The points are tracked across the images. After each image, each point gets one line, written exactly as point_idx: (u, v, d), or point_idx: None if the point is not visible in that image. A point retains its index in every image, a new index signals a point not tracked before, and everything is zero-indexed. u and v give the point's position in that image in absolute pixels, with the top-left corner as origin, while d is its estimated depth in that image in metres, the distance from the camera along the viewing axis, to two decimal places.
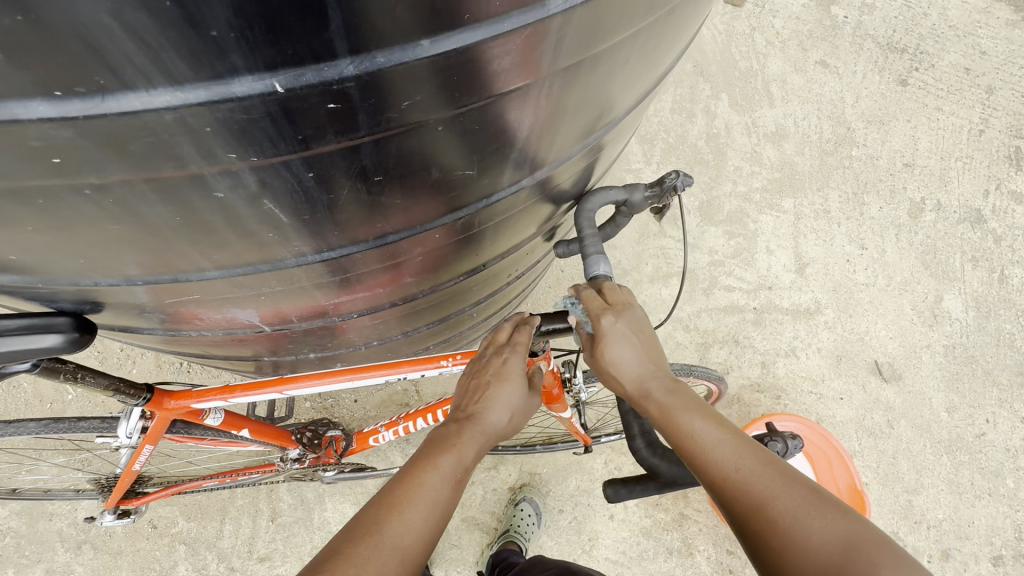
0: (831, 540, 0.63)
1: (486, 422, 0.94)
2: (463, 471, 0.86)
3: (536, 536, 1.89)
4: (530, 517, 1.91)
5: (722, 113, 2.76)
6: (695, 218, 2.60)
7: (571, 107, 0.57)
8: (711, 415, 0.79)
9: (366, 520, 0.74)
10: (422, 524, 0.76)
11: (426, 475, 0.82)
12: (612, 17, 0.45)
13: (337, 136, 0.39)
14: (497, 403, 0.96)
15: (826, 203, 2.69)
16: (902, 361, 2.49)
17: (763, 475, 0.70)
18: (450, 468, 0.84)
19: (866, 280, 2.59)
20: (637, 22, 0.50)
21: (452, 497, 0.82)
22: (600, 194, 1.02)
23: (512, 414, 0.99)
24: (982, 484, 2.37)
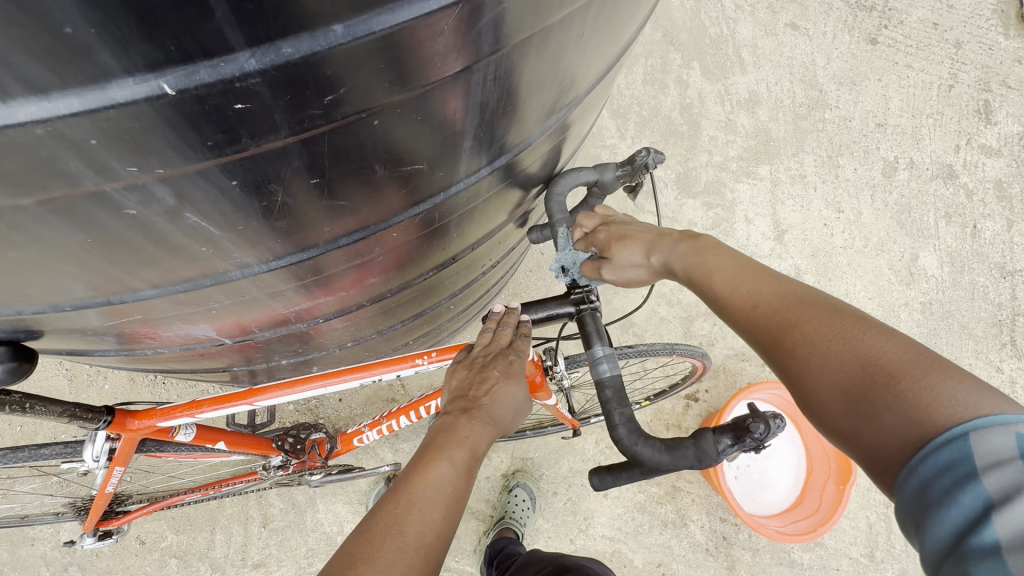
0: (837, 353, 0.65)
1: (493, 414, 0.92)
2: (475, 461, 0.82)
3: (532, 520, 1.90)
4: (525, 503, 1.91)
5: (694, 83, 2.72)
6: (673, 191, 2.58)
7: (528, 87, 0.54)
8: (738, 263, 0.84)
9: (383, 520, 0.67)
10: (441, 519, 0.71)
11: (440, 466, 0.77)
12: None
13: (252, 139, 0.36)
14: (504, 397, 0.95)
15: (801, 168, 2.68)
16: (881, 321, 2.53)
17: (801, 306, 0.73)
18: (464, 459, 0.81)
19: (844, 242, 2.61)
20: None
21: (465, 490, 0.78)
22: (569, 176, 0.99)
23: (514, 410, 0.97)
24: None
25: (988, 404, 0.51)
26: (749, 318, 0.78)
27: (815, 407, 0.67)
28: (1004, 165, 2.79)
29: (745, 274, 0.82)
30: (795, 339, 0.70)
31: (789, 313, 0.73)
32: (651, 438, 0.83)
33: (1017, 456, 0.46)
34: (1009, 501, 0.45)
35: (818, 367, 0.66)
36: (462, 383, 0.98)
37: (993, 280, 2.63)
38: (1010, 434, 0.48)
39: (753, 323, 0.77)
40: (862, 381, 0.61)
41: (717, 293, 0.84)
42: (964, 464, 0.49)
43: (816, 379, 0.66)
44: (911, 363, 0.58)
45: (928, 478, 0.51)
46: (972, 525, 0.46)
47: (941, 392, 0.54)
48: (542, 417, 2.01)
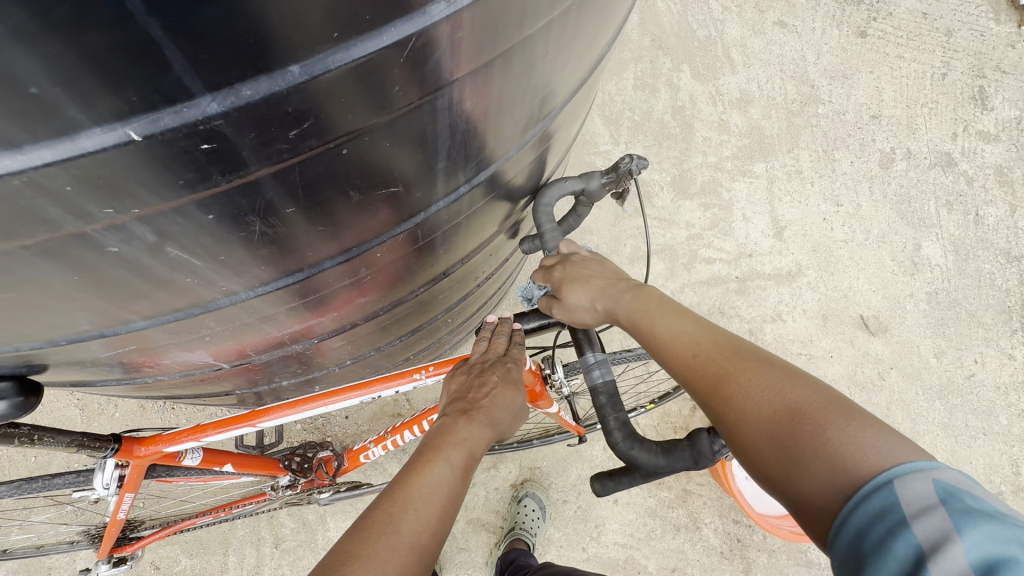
0: (767, 403, 0.67)
1: (492, 417, 0.92)
2: (472, 463, 0.83)
3: (543, 530, 1.89)
4: (534, 513, 1.90)
5: (685, 86, 2.74)
6: (669, 194, 2.58)
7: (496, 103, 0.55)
8: (675, 309, 0.84)
9: (379, 518, 0.68)
10: (437, 520, 0.71)
11: (438, 466, 0.78)
12: (512, 12, 0.42)
13: (224, 176, 0.37)
14: (502, 401, 0.96)
15: (798, 164, 2.68)
16: (887, 313, 2.50)
17: (727, 353, 0.74)
18: (461, 461, 0.81)
19: (844, 236, 2.59)
20: (548, 12, 0.47)
21: (461, 491, 0.78)
22: (555, 186, 1.01)
23: (513, 415, 0.98)
24: (976, 423, 2.40)
25: (898, 451, 0.56)
26: (677, 366, 0.80)
27: (750, 457, 0.68)
28: (1004, 151, 2.77)
29: (676, 321, 0.82)
30: (730, 384, 0.71)
31: (716, 365, 0.74)
32: (647, 442, 0.83)
33: (937, 502, 0.50)
34: (938, 551, 0.47)
35: (754, 416, 0.67)
36: (460, 387, 0.99)
37: (999, 267, 2.60)
38: (928, 480, 0.52)
39: (690, 371, 0.77)
40: (790, 430, 0.63)
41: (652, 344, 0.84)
42: (891, 514, 0.51)
43: (748, 427, 0.68)
44: (826, 413, 0.62)
45: (862, 527, 0.53)
46: (909, 573, 0.48)
47: (865, 444, 0.58)
48: (548, 425, 2.01)
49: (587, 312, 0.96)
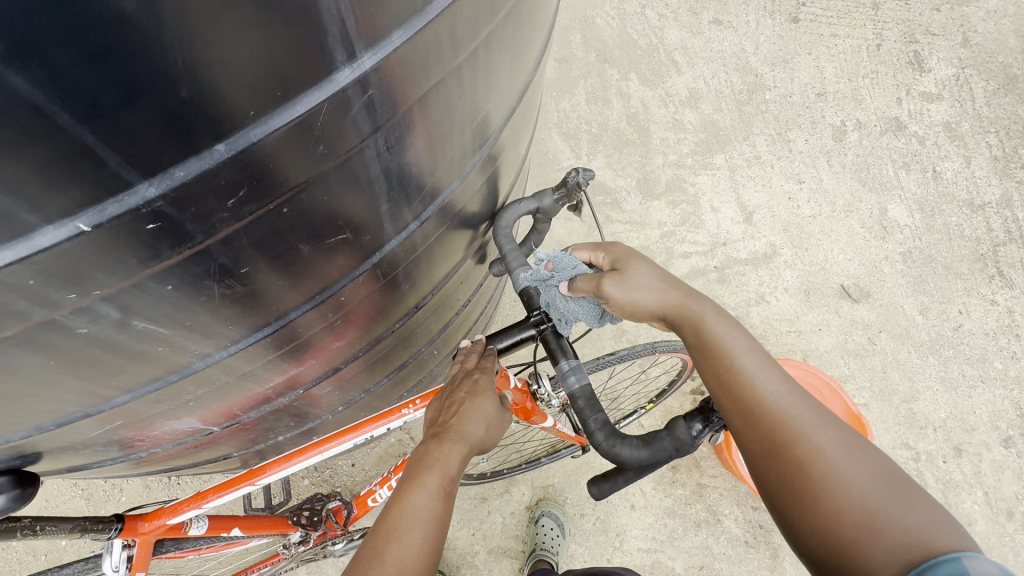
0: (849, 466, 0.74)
1: (464, 431, 0.94)
2: (450, 481, 0.85)
3: (565, 548, 1.87)
4: (554, 531, 1.90)
5: (635, 93, 2.85)
6: (637, 197, 2.64)
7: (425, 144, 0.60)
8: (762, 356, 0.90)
9: (365, 561, 0.71)
10: (422, 546, 0.74)
11: (415, 493, 0.81)
12: (420, 64, 0.47)
13: (173, 249, 0.42)
14: (473, 412, 0.97)
15: (755, 150, 2.78)
16: (867, 279, 2.55)
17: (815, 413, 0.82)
18: (438, 483, 0.83)
19: (811, 211, 2.67)
20: (456, 55, 0.52)
21: (444, 511, 0.80)
22: (510, 209, 1.07)
23: (489, 422, 0.99)
24: (973, 372, 2.40)
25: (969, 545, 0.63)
26: (751, 404, 0.85)
27: (813, 503, 0.73)
28: (949, 108, 2.88)
29: (773, 370, 0.86)
30: (811, 439, 0.78)
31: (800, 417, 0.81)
32: (627, 437, 0.86)
33: None
34: None
35: (833, 469, 0.74)
36: (434, 411, 1.02)
37: (965, 217, 2.68)
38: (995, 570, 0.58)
39: (768, 413, 0.83)
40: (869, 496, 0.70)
41: (735, 380, 0.88)
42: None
43: (823, 478, 0.74)
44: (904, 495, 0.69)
45: None
46: None
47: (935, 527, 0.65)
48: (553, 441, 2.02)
49: (648, 296, 0.98)
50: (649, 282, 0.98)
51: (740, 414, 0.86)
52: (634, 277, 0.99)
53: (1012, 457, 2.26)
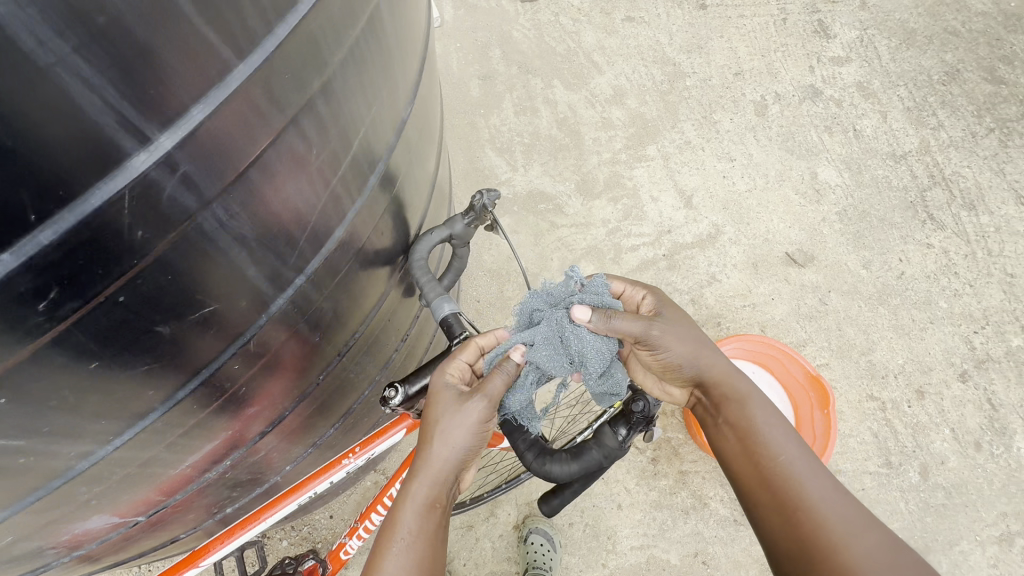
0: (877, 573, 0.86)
1: (429, 465, 0.99)
2: (419, 530, 0.95)
3: (556, 561, 1.88)
4: (543, 547, 1.88)
5: (561, 99, 2.90)
6: (579, 199, 2.68)
7: (275, 206, 0.64)
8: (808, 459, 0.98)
9: None
10: None
11: (389, 551, 0.93)
12: (228, 140, 0.54)
13: (3, 357, 0.48)
14: (436, 438, 0.99)
15: (685, 136, 2.85)
16: (809, 243, 2.63)
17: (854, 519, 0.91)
18: (407, 537, 0.94)
19: (747, 186, 2.74)
20: (275, 122, 0.58)
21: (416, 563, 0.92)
22: (422, 240, 1.07)
23: (454, 442, 1.00)
24: (921, 316, 2.49)
25: None
26: (788, 498, 0.95)
27: None
28: (858, 69, 3.02)
29: (810, 460, 0.98)
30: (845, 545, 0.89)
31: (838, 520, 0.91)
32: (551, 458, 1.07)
33: None
34: None
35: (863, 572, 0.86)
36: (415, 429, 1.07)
37: (891, 169, 2.80)
38: None
39: (806, 511, 0.93)
40: None
41: (774, 469, 0.98)
42: None
43: None
44: None
45: None
46: None
47: None
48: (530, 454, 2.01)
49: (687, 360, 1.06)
50: (688, 345, 1.06)
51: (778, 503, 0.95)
52: (676, 334, 1.05)
53: (970, 391, 2.35)
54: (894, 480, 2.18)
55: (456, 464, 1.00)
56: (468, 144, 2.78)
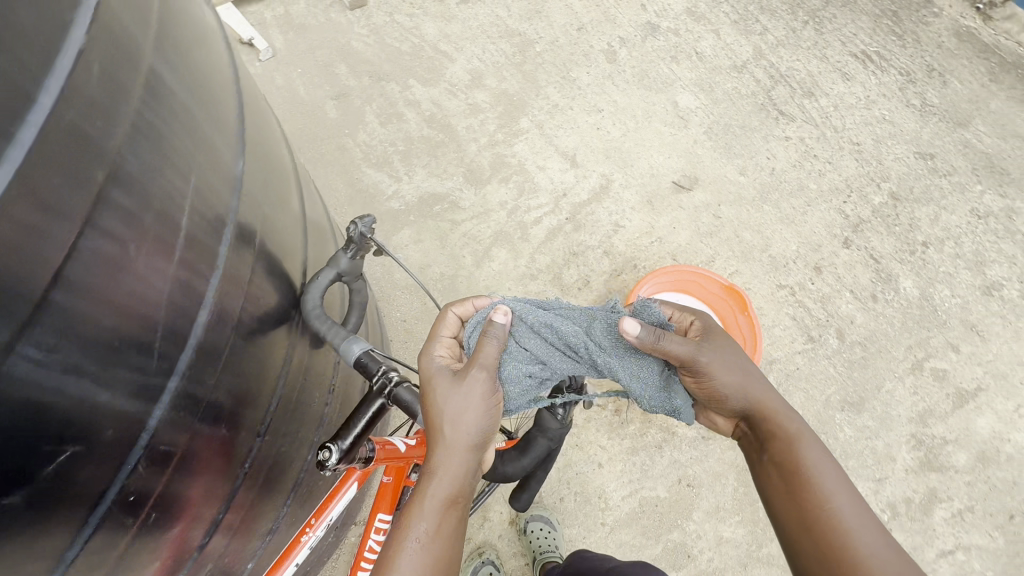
0: None
1: (444, 448, 1.04)
2: (438, 519, 1.00)
3: (559, 539, 1.92)
4: (543, 530, 1.93)
5: (422, 97, 2.87)
6: (471, 189, 2.66)
7: (105, 320, 0.57)
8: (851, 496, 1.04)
9: None
10: None
11: (407, 543, 0.97)
12: (7, 271, 0.48)
13: None
14: (445, 417, 1.04)
15: (551, 101, 2.91)
16: (690, 167, 2.80)
17: (886, 549, 0.97)
18: (425, 530, 0.99)
19: (621, 131, 2.86)
20: (64, 233, 0.52)
21: (433, 552, 0.98)
22: (311, 289, 1.01)
23: (462, 421, 1.05)
24: (799, 202, 2.74)
25: None
26: (824, 526, 1.01)
27: None
28: None
29: (853, 496, 1.03)
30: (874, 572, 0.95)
31: (869, 548, 0.97)
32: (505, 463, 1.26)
33: None
34: None
35: None
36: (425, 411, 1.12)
37: (737, 79, 3.03)
38: None
39: (839, 538, 0.99)
40: None
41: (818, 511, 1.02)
42: None
43: None
44: None
45: None
46: None
47: None
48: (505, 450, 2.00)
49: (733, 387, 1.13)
50: (733, 374, 1.14)
51: (814, 529, 1.02)
52: (723, 365, 1.13)
53: (855, 253, 2.63)
54: (821, 351, 2.40)
55: (468, 446, 1.05)
56: (343, 166, 2.65)
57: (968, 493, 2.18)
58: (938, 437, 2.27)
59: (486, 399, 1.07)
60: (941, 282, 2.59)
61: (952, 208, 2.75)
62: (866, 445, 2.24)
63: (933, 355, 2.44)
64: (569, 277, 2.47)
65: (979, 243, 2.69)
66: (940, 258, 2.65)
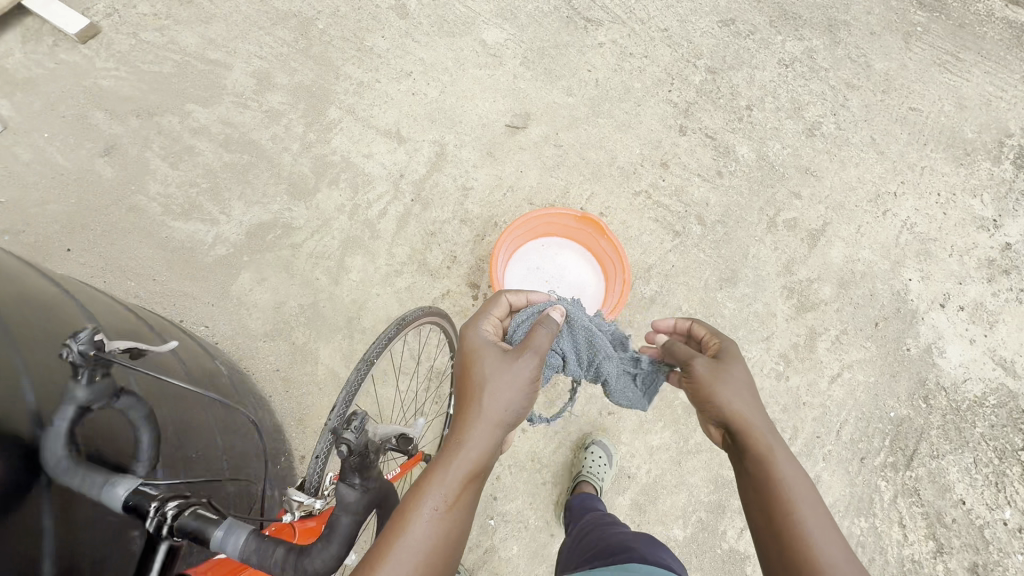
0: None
1: (483, 417, 1.16)
2: (460, 487, 1.10)
3: (611, 472, 1.99)
4: (599, 458, 2.00)
5: (209, 120, 2.51)
6: (300, 204, 2.39)
7: None
8: (815, 496, 1.12)
9: (387, 542, 1.04)
10: (420, 546, 1.04)
11: (428, 501, 1.08)
12: None
13: None
14: (493, 391, 1.19)
15: (354, 80, 2.64)
16: (518, 104, 2.67)
17: (831, 537, 1.07)
18: (448, 496, 1.09)
19: (438, 89, 2.67)
20: None
21: (444, 516, 1.08)
22: (46, 442, 0.82)
23: (503, 400, 1.19)
24: (629, 105, 2.72)
25: None
26: (777, 508, 1.11)
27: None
28: None
29: (817, 493, 1.12)
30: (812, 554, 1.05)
31: (815, 534, 1.07)
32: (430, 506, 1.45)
33: None
34: None
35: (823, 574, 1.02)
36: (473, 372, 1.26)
37: None
38: None
39: (790, 521, 1.09)
40: None
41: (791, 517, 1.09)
42: None
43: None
44: None
45: None
46: None
47: None
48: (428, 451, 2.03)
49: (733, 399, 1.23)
50: (740, 391, 1.24)
51: (769, 507, 1.12)
52: (731, 377, 1.26)
53: (694, 138, 2.69)
54: (688, 241, 2.47)
55: (499, 422, 1.18)
56: (143, 228, 2.28)
57: (841, 319, 2.40)
58: (805, 280, 2.46)
59: (526, 384, 1.22)
60: (771, 138, 2.74)
61: (762, 66, 2.88)
62: (750, 313, 2.36)
63: (783, 208, 2.59)
64: (434, 259, 2.33)
65: (793, 89, 2.84)
66: (764, 116, 2.78)
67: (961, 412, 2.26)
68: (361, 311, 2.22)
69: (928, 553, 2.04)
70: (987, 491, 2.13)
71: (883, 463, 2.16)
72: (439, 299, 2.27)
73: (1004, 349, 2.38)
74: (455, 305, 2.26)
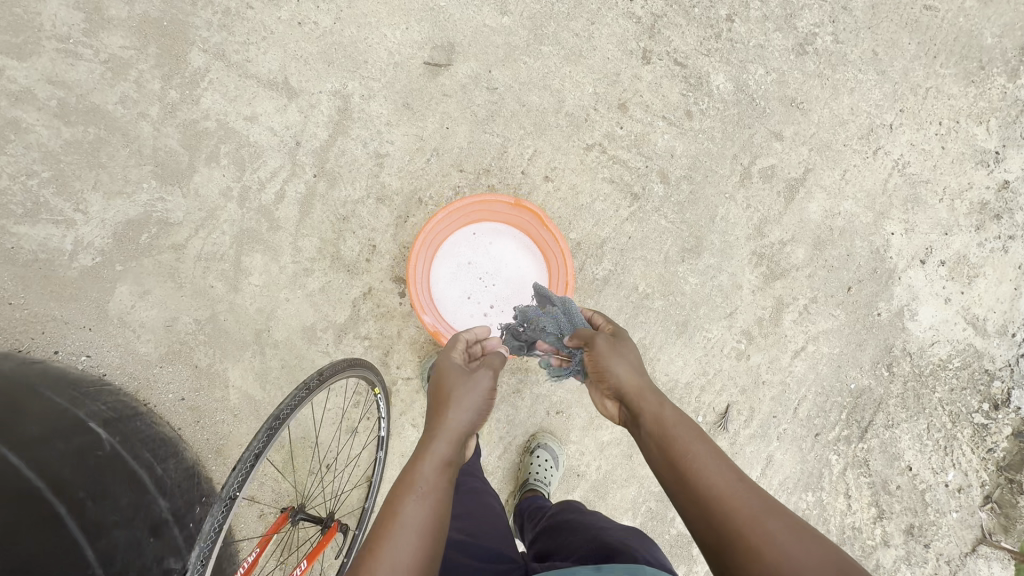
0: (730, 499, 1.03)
1: (453, 417, 1.26)
2: (437, 473, 1.18)
3: (558, 476, 1.89)
4: (547, 462, 1.89)
5: (31, 80, 1.90)
6: (175, 190, 1.93)
7: None
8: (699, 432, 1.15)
9: (380, 533, 1.08)
10: (412, 532, 1.09)
11: (414, 489, 1.15)
12: None
13: None
14: (460, 393, 1.31)
15: (216, 6, 1.97)
16: (437, 31, 2.06)
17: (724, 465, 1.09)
18: (428, 483, 1.17)
19: (330, 12, 2.02)
20: None
21: (427, 500, 1.14)
22: None
23: (466, 398, 1.30)
24: (582, 23, 2.13)
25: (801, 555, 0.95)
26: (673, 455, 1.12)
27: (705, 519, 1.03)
28: None
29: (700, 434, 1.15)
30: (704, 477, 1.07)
31: (703, 462, 1.09)
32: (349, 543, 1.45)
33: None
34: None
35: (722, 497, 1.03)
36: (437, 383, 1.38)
37: None
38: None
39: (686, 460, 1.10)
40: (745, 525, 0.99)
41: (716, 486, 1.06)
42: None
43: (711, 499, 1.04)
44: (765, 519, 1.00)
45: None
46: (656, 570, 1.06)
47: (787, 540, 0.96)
48: (366, 469, 1.91)
49: (622, 367, 1.28)
50: (625, 357, 1.31)
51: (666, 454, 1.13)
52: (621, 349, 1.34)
53: (661, 67, 2.16)
54: (648, 206, 2.11)
55: (469, 422, 1.27)
56: None
57: (812, 286, 2.18)
58: (777, 243, 2.17)
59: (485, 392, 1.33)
60: (754, 61, 2.23)
61: None
62: (715, 286, 2.12)
63: (760, 154, 2.20)
64: (350, 252, 1.97)
65: None
66: (748, 30, 2.22)
67: (922, 378, 2.18)
68: (271, 323, 1.92)
69: (867, 519, 2.10)
70: (934, 456, 2.13)
71: (837, 437, 2.11)
72: (361, 299, 1.96)
73: (978, 306, 2.22)
74: (380, 306, 1.97)
